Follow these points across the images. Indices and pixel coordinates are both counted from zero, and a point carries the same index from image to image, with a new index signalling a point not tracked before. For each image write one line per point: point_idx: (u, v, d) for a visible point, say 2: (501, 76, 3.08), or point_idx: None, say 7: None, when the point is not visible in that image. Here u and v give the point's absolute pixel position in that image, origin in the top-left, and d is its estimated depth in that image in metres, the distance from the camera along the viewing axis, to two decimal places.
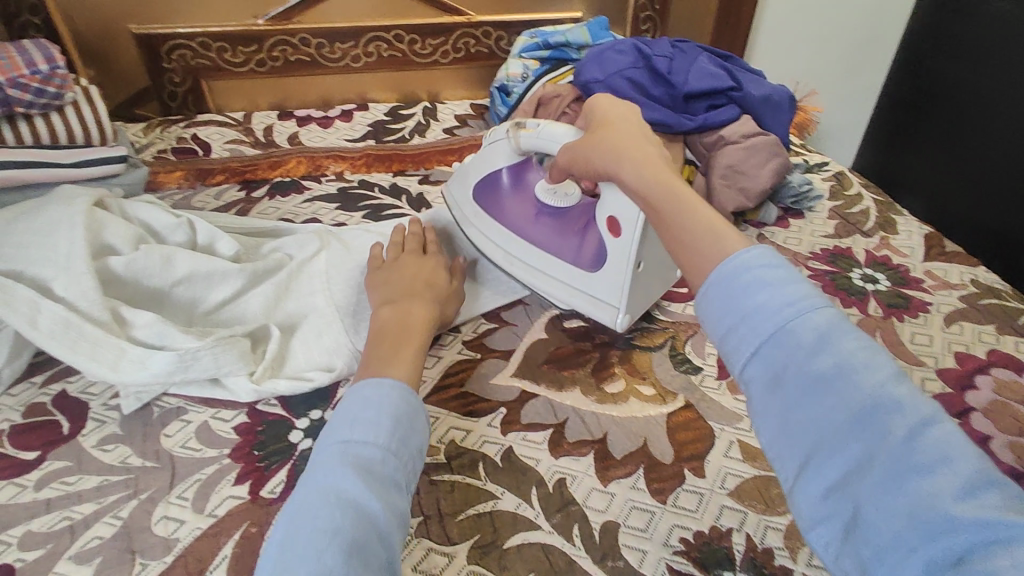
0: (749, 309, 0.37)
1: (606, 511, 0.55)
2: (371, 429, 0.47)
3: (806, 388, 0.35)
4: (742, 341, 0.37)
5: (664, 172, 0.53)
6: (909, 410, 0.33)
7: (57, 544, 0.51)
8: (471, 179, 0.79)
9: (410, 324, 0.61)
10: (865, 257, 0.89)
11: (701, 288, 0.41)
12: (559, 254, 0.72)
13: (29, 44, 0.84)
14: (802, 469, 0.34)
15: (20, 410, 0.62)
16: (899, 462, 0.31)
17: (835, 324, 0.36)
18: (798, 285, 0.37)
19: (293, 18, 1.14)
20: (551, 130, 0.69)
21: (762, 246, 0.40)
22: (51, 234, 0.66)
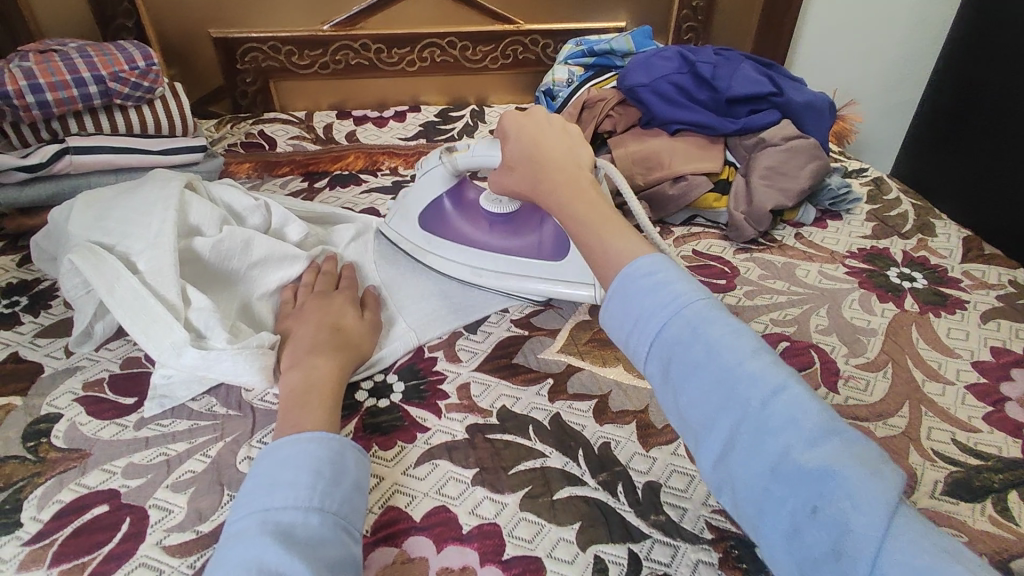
0: (640, 316, 0.50)
1: (648, 472, 0.59)
2: (292, 492, 0.48)
3: (680, 369, 0.47)
4: (641, 340, 0.50)
5: (579, 201, 0.63)
6: (762, 381, 0.43)
7: (156, 475, 0.57)
8: (414, 210, 0.83)
9: (314, 382, 0.60)
10: (903, 257, 0.91)
11: (604, 299, 0.54)
12: (521, 253, 0.79)
13: (130, 44, 0.92)
14: (698, 441, 0.46)
15: (118, 362, 0.69)
16: (761, 426, 0.42)
17: (704, 312, 0.48)
18: (675, 291, 0.50)
19: (356, 25, 1.23)
20: (483, 146, 0.76)
21: (650, 257, 0.53)
22: (142, 213, 0.71)
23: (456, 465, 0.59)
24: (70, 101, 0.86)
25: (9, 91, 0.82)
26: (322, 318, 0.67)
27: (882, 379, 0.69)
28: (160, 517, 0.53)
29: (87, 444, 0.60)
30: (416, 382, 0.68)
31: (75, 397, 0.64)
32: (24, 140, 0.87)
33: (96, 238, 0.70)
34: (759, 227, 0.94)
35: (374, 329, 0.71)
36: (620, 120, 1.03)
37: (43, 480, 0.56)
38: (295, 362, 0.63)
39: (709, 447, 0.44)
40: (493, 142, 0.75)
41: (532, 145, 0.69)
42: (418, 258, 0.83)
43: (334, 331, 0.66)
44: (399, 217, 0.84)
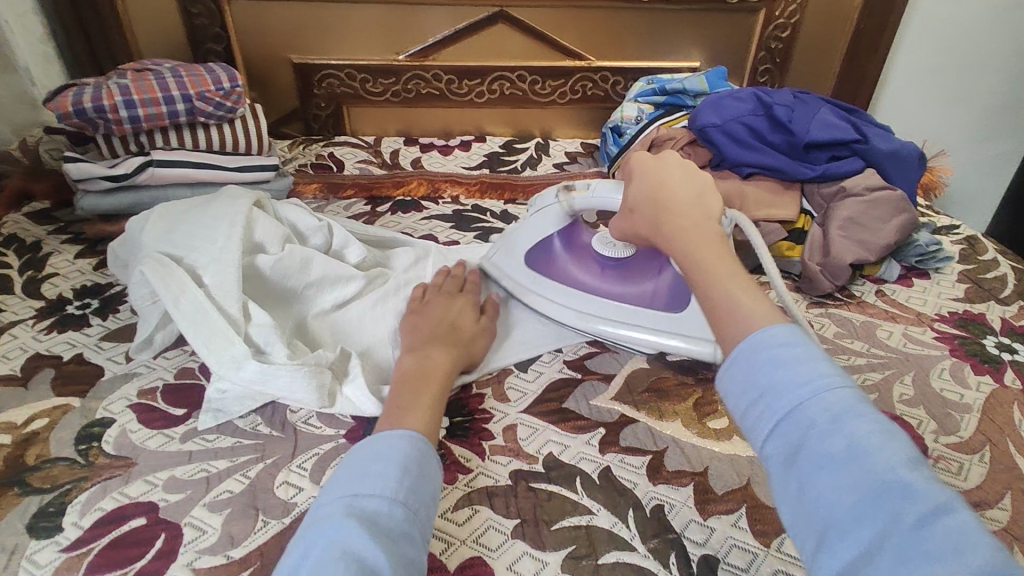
0: (763, 389, 0.43)
1: (705, 544, 0.53)
2: (380, 482, 0.46)
3: (812, 460, 0.40)
4: (764, 416, 0.43)
5: (711, 255, 0.56)
6: (919, 492, 0.36)
7: (195, 492, 0.56)
8: (521, 247, 0.80)
9: (429, 371, 0.61)
10: (1001, 325, 0.82)
11: (723, 364, 0.47)
12: (633, 303, 0.75)
13: (217, 67, 0.97)
14: (819, 543, 0.38)
15: (172, 371, 0.70)
16: (909, 548, 0.34)
17: (849, 394, 0.41)
18: (813, 367, 0.43)
19: (429, 56, 1.25)
20: (606, 188, 0.73)
21: (777, 329, 0.46)
22: (212, 227, 0.72)
23: (497, 514, 0.55)
24: (157, 117, 0.90)
25: (104, 105, 0.87)
26: (444, 313, 0.69)
27: (979, 463, 0.62)
28: (195, 537, 0.52)
29: (134, 453, 0.60)
30: (460, 419, 0.66)
31: (129, 403, 0.65)
32: (112, 151, 0.92)
33: (166, 250, 0.72)
34: (836, 281, 0.87)
35: (487, 335, 0.71)
36: (690, 159, 1.00)
37: (88, 486, 0.56)
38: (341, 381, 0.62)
39: (834, 555, 0.37)
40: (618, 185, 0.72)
41: (659, 183, 0.66)
42: (517, 295, 0.81)
43: (450, 328, 0.67)
44: (501, 255, 0.82)
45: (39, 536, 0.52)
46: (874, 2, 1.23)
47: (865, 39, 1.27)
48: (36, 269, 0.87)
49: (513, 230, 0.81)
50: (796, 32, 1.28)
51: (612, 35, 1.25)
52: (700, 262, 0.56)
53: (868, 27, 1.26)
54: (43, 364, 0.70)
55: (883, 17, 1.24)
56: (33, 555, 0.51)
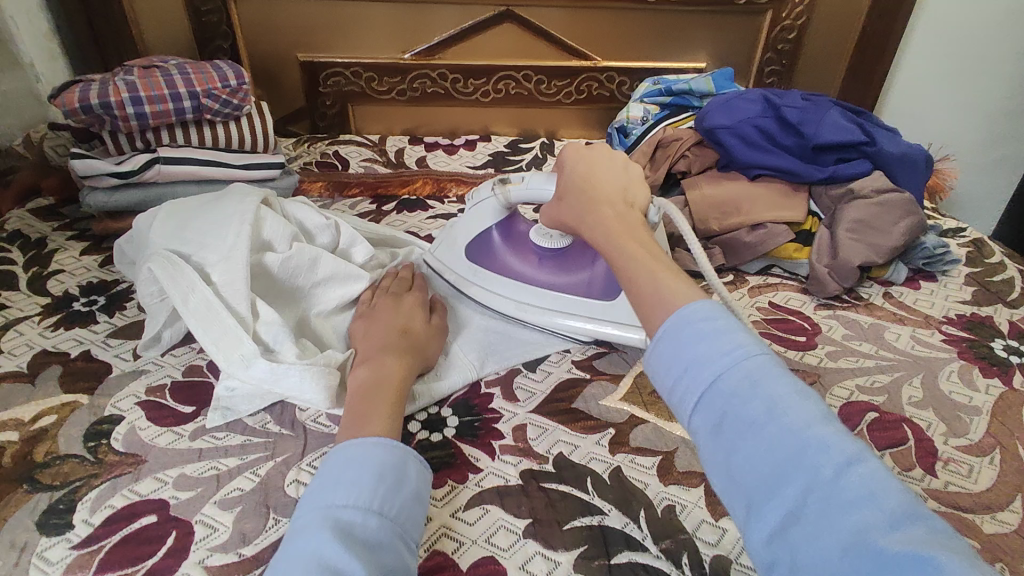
0: (689, 363, 0.42)
1: (717, 545, 0.53)
2: (354, 491, 0.46)
3: (738, 428, 0.39)
4: (688, 389, 0.42)
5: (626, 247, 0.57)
6: (834, 447, 0.35)
7: (205, 489, 0.56)
8: (460, 242, 0.82)
9: (383, 380, 0.59)
10: (1009, 328, 0.82)
11: (652, 341, 0.45)
12: (572, 291, 0.75)
13: (224, 64, 0.96)
14: (748, 510, 0.37)
15: (180, 369, 0.69)
16: (829, 501, 0.34)
17: (763, 357, 0.41)
18: (734, 337, 0.42)
19: (436, 55, 1.25)
20: (538, 180, 0.74)
21: (704, 303, 0.45)
22: (221, 225, 0.72)
23: (509, 513, 0.55)
24: (165, 114, 0.90)
25: (111, 102, 0.86)
26: (393, 320, 0.68)
27: (989, 466, 0.62)
28: (206, 534, 0.52)
29: (144, 450, 0.59)
30: (470, 419, 0.65)
31: (137, 401, 0.65)
32: (119, 148, 0.92)
33: (174, 247, 0.72)
34: (843, 282, 0.87)
35: (440, 334, 0.71)
36: (697, 160, 1.01)
37: (98, 483, 0.56)
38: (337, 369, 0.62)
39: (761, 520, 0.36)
40: (550, 176, 0.73)
41: (586, 173, 0.67)
42: (461, 289, 0.81)
43: (404, 333, 0.66)
44: (443, 249, 0.83)
45: (49, 533, 0.52)
46: (881, 5, 1.23)
47: (871, 41, 1.27)
48: (42, 265, 0.86)
49: (455, 223, 0.83)
50: (802, 34, 1.28)
51: (618, 35, 1.25)
52: (623, 249, 0.57)
53: (875, 30, 1.26)
54: (51, 360, 0.70)
55: (890, 20, 1.24)
56: (43, 552, 0.50)
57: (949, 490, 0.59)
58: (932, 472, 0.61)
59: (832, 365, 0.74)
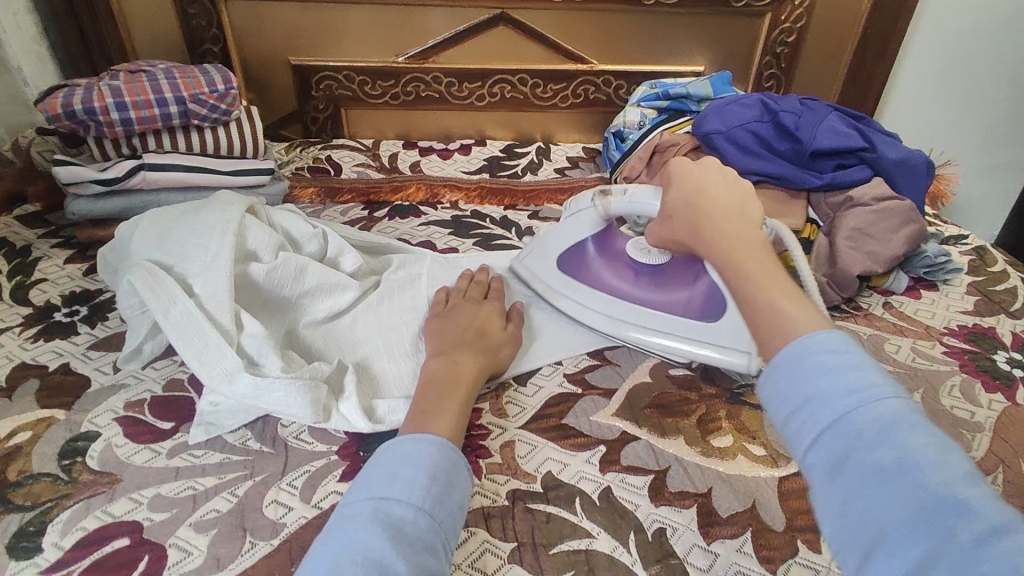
0: (808, 396, 0.41)
1: (709, 571, 0.51)
2: (408, 487, 0.46)
3: (862, 473, 0.36)
4: (807, 424, 0.40)
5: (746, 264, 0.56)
6: (976, 511, 0.33)
7: (180, 511, 0.54)
8: (554, 252, 0.81)
9: (457, 376, 0.60)
10: (1013, 340, 0.80)
11: (767, 369, 0.44)
12: (667, 310, 0.74)
13: (212, 68, 0.95)
14: (865, 559, 0.35)
15: (161, 383, 0.68)
16: (967, 567, 0.31)
17: (897, 401, 0.38)
18: (864, 375, 0.40)
19: (429, 59, 1.23)
20: (640, 193, 0.72)
21: (828, 334, 0.43)
22: (204, 235, 0.70)
23: (493, 536, 0.54)
24: (150, 119, 0.89)
25: (95, 107, 0.85)
26: (472, 319, 0.70)
27: (992, 486, 0.60)
28: (180, 559, 0.50)
29: (119, 469, 0.58)
30: None
31: (115, 416, 0.63)
32: (104, 154, 0.90)
33: (155, 258, 0.70)
34: (842, 293, 0.85)
35: (514, 342, 0.71)
36: None
37: (70, 503, 0.54)
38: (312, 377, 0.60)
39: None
40: (653, 190, 0.71)
41: (695, 189, 0.66)
42: (551, 301, 0.81)
43: (477, 334, 0.68)
44: (534, 258, 0.83)
45: (18, 557, 0.50)
46: (882, 7, 1.21)
47: (872, 44, 1.25)
48: (25, 274, 0.85)
49: (547, 231, 0.82)
50: (802, 38, 1.26)
51: (615, 38, 1.24)
52: (747, 268, 0.56)
53: (875, 33, 1.24)
54: (29, 373, 0.68)
55: (891, 23, 1.22)
56: None
57: None
58: None
59: None
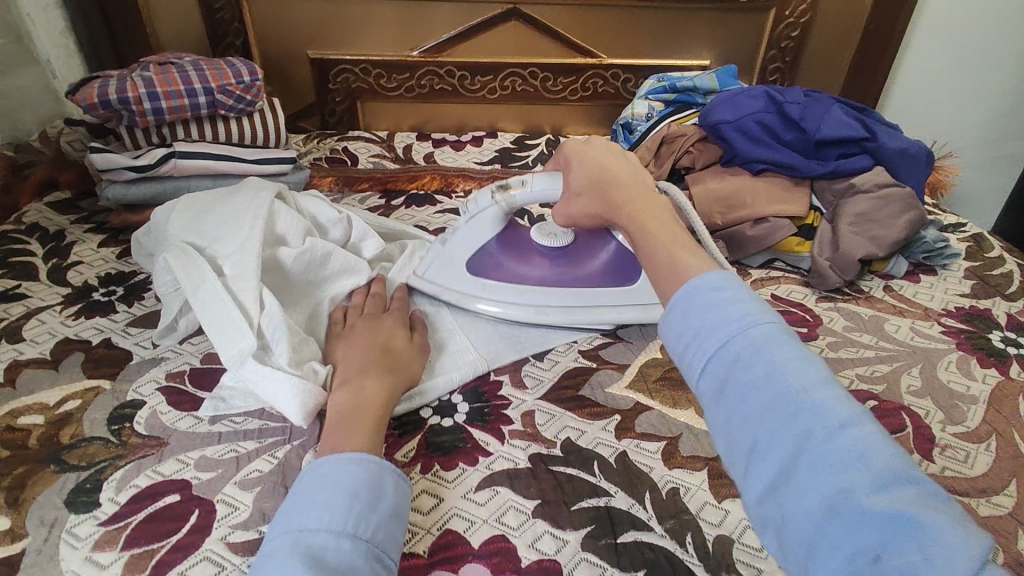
0: (700, 330, 0.45)
1: (720, 525, 0.55)
2: (326, 514, 0.46)
3: (743, 390, 0.41)
4: (695, 356, 0.45)
5: (656, 221, 0.62)
6: (827, 411, 0.38)
7: (225, 470, 0.58)
8: (459, 259, 0.78)
9: (363, 404, 0.58)
10: (1007, 320, 0.84)
11: (665, 310, 0.48)
12: (590, 282, 0.78)
13: (238, 61, 0.99)
14: (746, 463, 0.40)
15: (198, 356, 0.71)
16: (821, 459, 0.37)
17: (755, 320, 0.43)
18: (741, 308, 0.44)
19: (443, 52, 1.27)
20: (543, 181, 0.73)
21: (716, 274, 0.48)
22: (238, 219, 0.74)
23: (519, 495, 0.57)
24: (180, 109, 0.92)
25: (129, 97, 0.88)
26: (372, 339, 0.67)
27: (985, 452, 0.63)
28: (227, 513, 0.54)
29: (165, 433, 0.62)
30: (480, 405, 0.67)
31: (157, 386, 0.67)
32: (135, 143, 0.94)
33: (189, 239, 0.74)
34: (844, 276, 0.89)
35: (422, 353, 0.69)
36: (701, 156, 1.03)
37: (123, 464, 0.58)
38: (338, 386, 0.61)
39: (756, 477, 0.39)
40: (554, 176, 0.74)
41: (602, 165, 0.70)
42: (463, 307, 0.78)
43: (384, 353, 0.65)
44: (438, 267, 0.79)
45: (77, 511, 0.54)
46: (885, 2, 1.24)
47: (875, 38, 1.29)
48: (61, 256, 0.89)
49: (449, 238, 0.79)
50: (806, 32, 1.30)
51: (624, 33, 1.27)
52: (650, 227, 0.61)
53: (877, 28, 1.27)
54: (74, 347, 0.72)
55: (892, 18, 1.26)
56: (73, 528, 0.52)
57: (946, 475, 0.61)
58: (928, 457, 0.63)
59: (834, 356, 0.76)
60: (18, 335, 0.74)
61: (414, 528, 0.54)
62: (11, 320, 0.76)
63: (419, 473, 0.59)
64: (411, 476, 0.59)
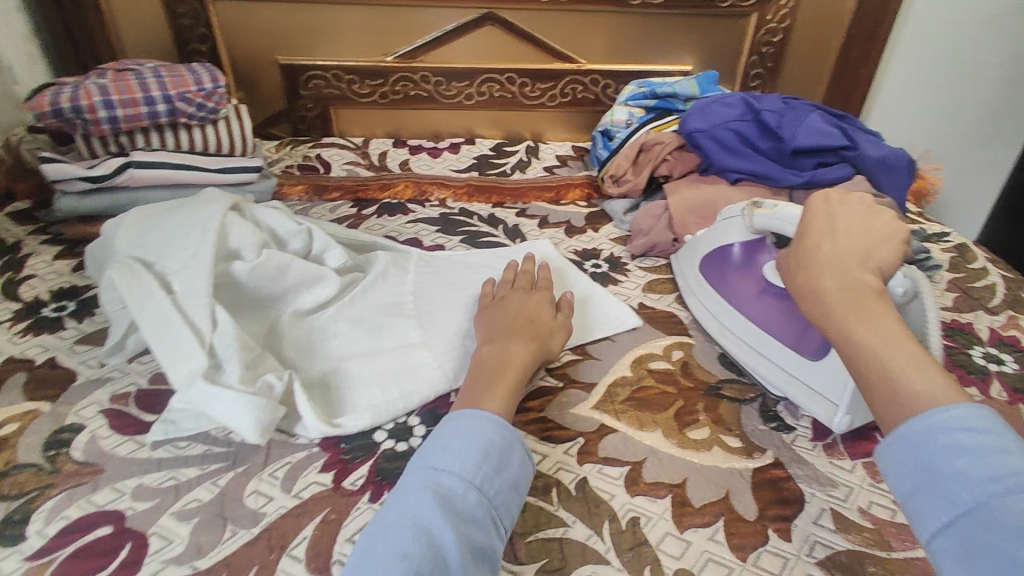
0: (939, 475, 0.40)
1: (680, 558, 0.52)
2: (461, 462, 0.51)
3: (998, 564, 0.36)
4: (939, 507, 0.40)
5: (876, 314, 0.49)
6: None
7: (163, 500, 0.55)
8: (701, 252, 0.82)
9: (506, 364, 0.62)
10: (989, 335, 0.82)
11: (884, 439, 0.44)
12: (776, 335, 0.69)
13: (200, 66, 0.96)
14: None
15: (145, 376, 0.68)
16: None
17: (993, 444, 0.39)
18: (1009, 460, 0.38)
19: (418, 58, 1.24)
20: (791, 211, 0.67)
21: (966, 408, 0.42)
22: (187, 232, 0.71)
23: None
24: (136, 117, 0.89)
25: (83, 105, 0.86)
26: (521, 310, 0.71)
27: None
28: (160, 547, 0.51)
29: (103, 459, 0.59)
30: (437, 428, 0.65)
31: (100, 409, 0.64)
32: (92, 152, 0.91)
33: (138, 255, 0.71)
34: None
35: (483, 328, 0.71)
36: (677, 164, 1.03)
37: (55, 493, 0.55)
38: (486, 345, 0.66)
39: None
40: None
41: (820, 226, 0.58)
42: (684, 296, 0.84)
43: (514, 325, 0.68)
44: (687, 253, 0.86)
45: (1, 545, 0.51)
46: (866, 8, 1.22)
47: (857, 44, 1.27)
48: (14, 269, 0.86)
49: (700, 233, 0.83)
50: (788, 37, 1.27)
51: (603, 38, 1.25)
52: (851, 325, 0.49)
53: (859, 34, 1.26)
54: (16, 367, 0.69)
55: (874, 24, 1.24)
56: None
57: None
58: None
59: None
60: None
61: None
62: None
63: (366, 502, 0.56)
64: (358, 506, 0.56)
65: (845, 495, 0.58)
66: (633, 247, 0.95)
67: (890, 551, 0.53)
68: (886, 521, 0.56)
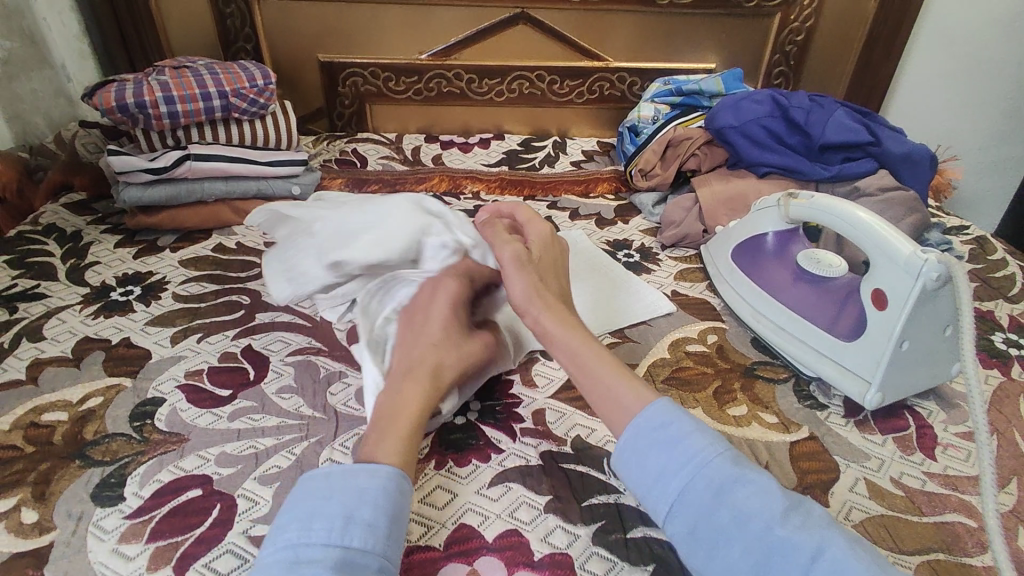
0: (658, 475, 0.50)
1: None
2: (341, 527, 0.47)
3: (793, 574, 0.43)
4: (660, 501, 0.50)
5: (592, 354, 0.60)
6: None
7: (245, 466, 0.59)
8: (736, 241, 0.86)
9: (400, 408, 0.57)
10: (1010, 322, 0.85)
11: (615, 449, 0.54)
12: (810, 319, 0.73)
13: (251, 64, 1.01)
14: None
15: (215, 355, 0.73)
16: None
17: (735, 474, 0.48)
18: (686, 446, 0.50)
19: (451, 56, 1.28)
20: (828, 202, 0.71)
21: (659, 406, 0.54)
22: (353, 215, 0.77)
23: (530, 491, 0.59)
24: (195, 113, 0.94)
25: (146, 101, 0.90)
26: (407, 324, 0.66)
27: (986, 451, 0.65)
28: (247, 507, 0.56)
29: (186, 430, 0.63)
30: (492, 403, 0.69)
31: (177, 384, 0.69)
32: (151, 145, 0.96)
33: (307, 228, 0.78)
34: None
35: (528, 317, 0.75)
36: (706, 158, 1.07)
37: (145, 459, 0.60)
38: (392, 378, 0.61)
39: None
40: (841, 201, 0.70)
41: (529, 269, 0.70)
42: (717, 285, 0.88)
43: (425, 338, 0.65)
44: (718, 244, 0.90)
45: (102, 504, 0.55)
46: (887, 8, 1.26)
47: (878, 43, 1.30)
48: (78, 257, 0.90)
49: (734, 225, 0.88)
50: (810, 37, 1.31)
51: (630, 38, 1.29)
52: (589, 362, 0.60)
53: (880, 33, 1.29)
54: (94, 346, 0.73)
55: (895, 24, 1.27)
56: (99, 521, 0.54)
57: (948, 474, 0.62)
58: (931, 456, 0.64)
59: None
60: (39, 334, 0.75)
61: (429, 521, 0.56)
62: (31, 319, 0.78)
63: (433, 469, 0.61)
64: (425, 472, 0.60)
65: (877, 466, 0.62)
66: (664, 238, 0.98)
67: (922, 516, 0.57)
68: (917, 490, 0.60)
